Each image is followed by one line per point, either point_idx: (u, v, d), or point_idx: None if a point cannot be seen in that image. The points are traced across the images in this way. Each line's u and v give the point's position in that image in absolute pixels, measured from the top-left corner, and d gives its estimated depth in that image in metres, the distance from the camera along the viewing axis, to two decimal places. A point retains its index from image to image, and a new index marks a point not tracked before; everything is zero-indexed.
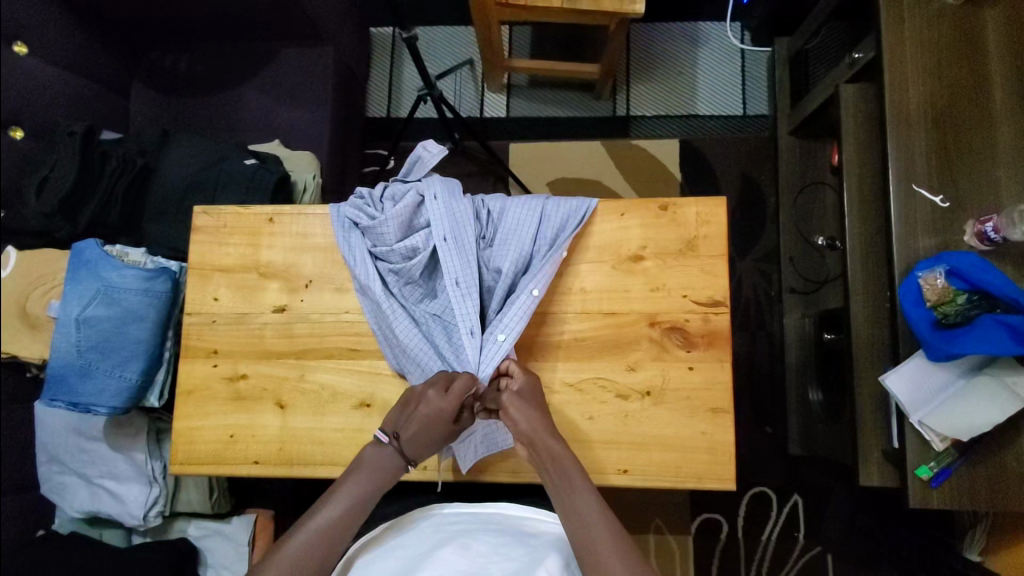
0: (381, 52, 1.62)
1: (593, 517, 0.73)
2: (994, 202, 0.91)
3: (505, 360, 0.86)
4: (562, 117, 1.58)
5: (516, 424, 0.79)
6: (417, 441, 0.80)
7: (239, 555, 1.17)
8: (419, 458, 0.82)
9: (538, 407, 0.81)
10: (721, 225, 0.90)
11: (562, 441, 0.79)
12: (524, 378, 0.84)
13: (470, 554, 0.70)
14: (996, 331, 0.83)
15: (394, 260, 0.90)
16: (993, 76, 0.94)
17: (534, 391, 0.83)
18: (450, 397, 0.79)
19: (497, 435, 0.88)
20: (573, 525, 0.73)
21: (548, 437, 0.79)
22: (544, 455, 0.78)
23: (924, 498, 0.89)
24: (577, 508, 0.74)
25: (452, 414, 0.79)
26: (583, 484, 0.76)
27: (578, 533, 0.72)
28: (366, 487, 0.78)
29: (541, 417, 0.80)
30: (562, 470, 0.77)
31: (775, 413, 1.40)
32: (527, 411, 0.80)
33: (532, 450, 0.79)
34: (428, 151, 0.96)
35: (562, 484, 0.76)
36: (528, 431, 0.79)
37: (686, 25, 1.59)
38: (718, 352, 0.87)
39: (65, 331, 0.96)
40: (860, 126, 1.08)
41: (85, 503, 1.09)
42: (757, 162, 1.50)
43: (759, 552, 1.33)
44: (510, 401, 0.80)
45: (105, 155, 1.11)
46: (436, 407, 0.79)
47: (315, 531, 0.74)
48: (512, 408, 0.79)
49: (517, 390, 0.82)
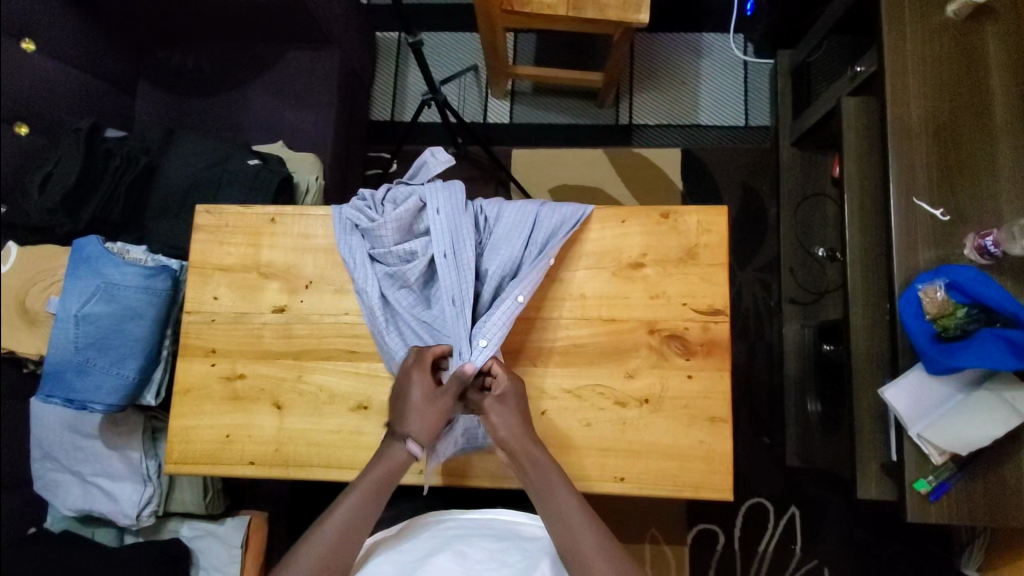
0: (386, 57, 1.63)
1: (578, 523, 0.74)
2: (995, 216, 0.92)
3: (489, 362, 0.83)
4: (564, 124, 1.58)
5: (495, 431, 0.79)
6: (401, 416, 0.80)
7: (231, 557, 1.16)
8: (416, 435, 0.79)
9: (519, 413, 0.80)
10: (721, 234, 0.90)
11: (542, 446, 0.79)
12: (508, 381, 0.82)
13: (466, 564, 0.71)
14: (995, 345, 0.84)
15: (392, 262, 0.90)
16: (992, 91, 0.95)
17: (514, 392, 0.82)
18: (417, 366, 0.81)
19: (478, 430, 0.87)
20: (557, 528, 0.74)
21: (528, 442, 0.79)
22: (523, 460, 0.78)
23: (922, 513, 0.89)
24: (562, 514, 0.75)
25: (417, 376, 0.81)
26: (566, 490, 0.76)
27: (563, 537, 0.74)
28: (385, 480, 0.78)
29: (522, 423, 0.80)
30: (543, 475, 0.77)
31: (773, 424, 1.39)
32: (503, 415, 0.80)
33: (511, 456, 0.79)
34: (435, 156, 0.96)
35: (542, 489, 0.77)
36: (508, 438, 0.79)
37: (689, 35, 1.60)
38: (717, 361, 0.87)
39: (63, 328, 0.96)
40: (861, 139, 1.09)
41: (77, 502, 1.08)
42: (758, 173, 1.51)
43: (755, 564, 1.32)
44: (489, 405, 0.80)
45: (109, 154, 1.11)
46: (411, 379, 0.80)
47: (336, 528, 0.74)
48: (490, 412, 0.79)
49: (498, 394, 0.81)
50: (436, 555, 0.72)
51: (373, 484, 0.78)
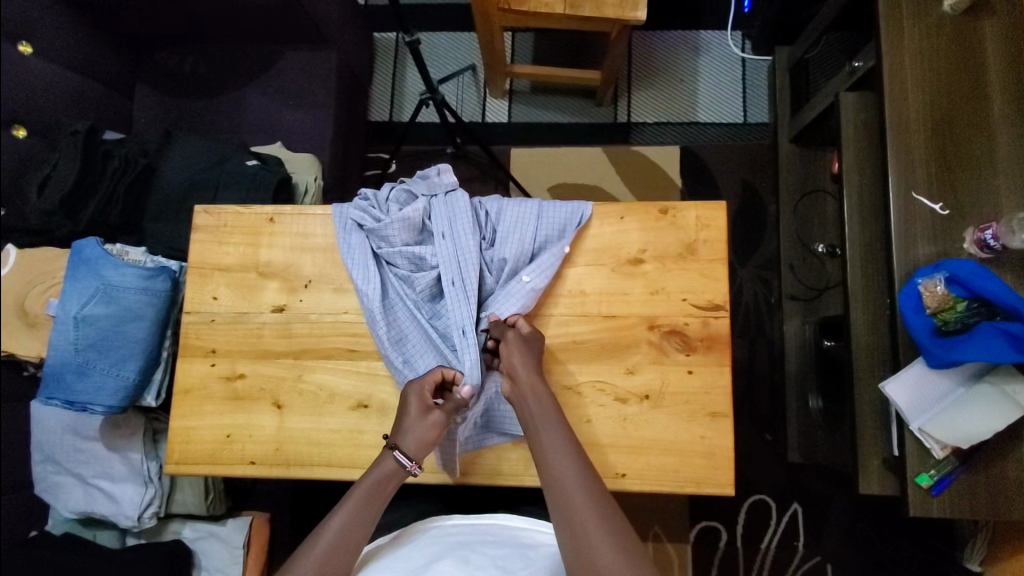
0: (384, 57, 1.63)
1: (574, 485, 0.73)
2: (994, 209, 0.92)
3: (514, 314, 0.85)
4: (563, 123, 1.58)
5: (511, 361, 0.81)
6: (397, 428, 0.81)
7: (233, 559, 1.16)
8: (404, 446, 0.80)
9: (536, 356, 0.83)
10: (720, 229, 0.90)
11: (548, 388, 0.81)
12: (531, 329, 0.85)
13: (468, 568, 0.71)
14: (995, 338, 0.84)
15: (400, 265, 0.91)
16: (990, 84, 0.95)
17: (537, 338, 0.85)
18: (422, 382, 0.83)
19: (495, 414, 0.88)
20: (546, 460, 0.75)
21: (536, 382, 0.81)
22: (528, 396, 0.80)
23: (925, 508, 0.88)
24: (553, 449, 0.76)
25: (421, 392, 0.82)
26: (559, 428, 0.78)
27: (550, 468, 0.75)
28: (381, 492, 0.78)
29: (534, 365, 0.82)
30: (543, 411, 0.79)
31: (774, 420, 1.39)
32: (523, 354, 0.82)
33: (516, 390, 0.81)
34: (442, 173, 0.93)
35: (539, 423, 0.78)
36: (521, 375, 0.80)
37: (688, 33, 1.60)
38: (718, 357, 0.87)
39: (62, 329, 0.96)
40: (860, 134, 1.09)
41: (78, 504, 1.08)
42: (757, 169, 1.51)
43: (758, 561, 1.32)
44: (513, 338, 0.82)
45: (107, 156, 1.11)
46: (409, 393, 0.82)
47: (339, 525, 0.75)
48: (511, 347, 0.82)
49: (523, 335, 0.84)
50: (439, 562, 0.72)
51: (368, 492, 0.77)
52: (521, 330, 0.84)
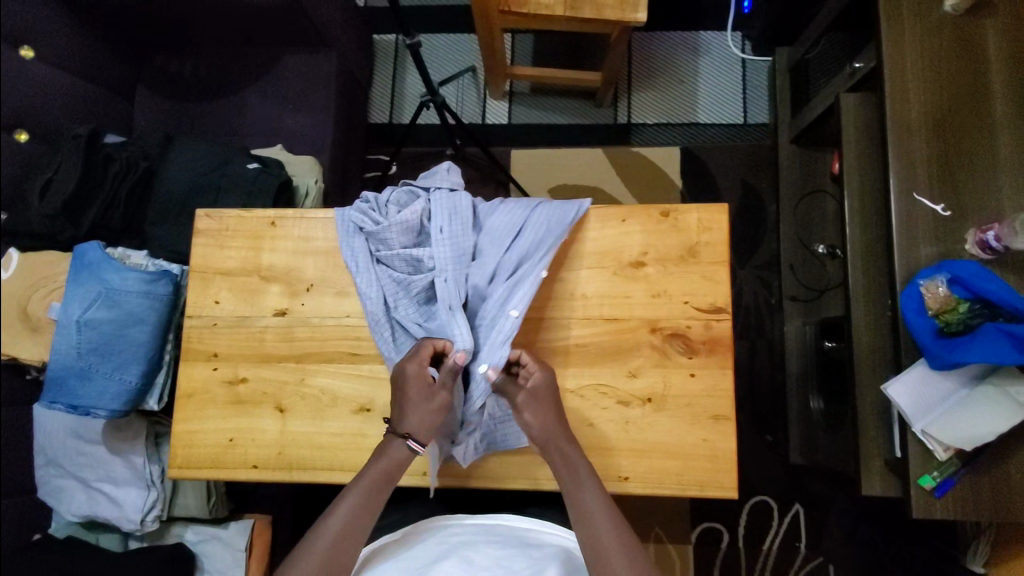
0: (384, 59, 1.63)
1: (605, 532, 0.73)
2: (996, 210, 0.92)
3: (517, 351, 0.82)
4: (563, 124, 1.58)
5: (529, 425, 0.78)
6: (399, 416, 0.79)
7: (235, 561, 1.17)
8: (417, 434, 0.78)
9: (554, 404, 0.80)
10: (722, 232, 0.90)
11: (576, 445, 0.79)
12: (539, 374, 0.80)
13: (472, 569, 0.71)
14: (999, 340, 0.83)
15: (398, 267, 0.90)
16: (991, 85, 0.95)
17: (547, 385, 0.80)
18: (415, 363, 0.79)
19: (497, 433, 0.87)
20: (581, 523, 0.74)
21: (562, 440, 0.79)
22: (556, 458, 0.78)
23: (928, 510, 0.88)
24: (588, 509, 0.75)
25: (418, 375, 0.79)
26: (594, 487, 0.76)
27: (586, 531, 0.74)
28: (384, 482, 0.78)
29: (556, 421, 0.79)
30: (573, 471, 0.77)
31: (776, 421, 1.39)
32: (538, 411, 0.79)
33: (544, 451, 0.79)
34: (450, 172, 0.94)
35: (570, 483, 0.77)
36: (542, 437, 0.78)
37: (689, 33, 1.60)
38: (720, 359, 0.87)
39: (65, 333, 0.94)
40: (861, 135, 1.08)
41: (82, 508, 1.07)
42: (758, 170, 1.51)
43: (759, 562, 1.32)
44: (522, 400, 0.78)
45: (108, 160, 1.13)
46: (404, 378, 0.79)
47: (342, 519, 0.74)
48: (523, 407, 0.78)
49: (531, 389, 0.79)
50: (442, 562, 0.72)
51: (374, 480, 0.78)
52: (531, 378, 0.80)
